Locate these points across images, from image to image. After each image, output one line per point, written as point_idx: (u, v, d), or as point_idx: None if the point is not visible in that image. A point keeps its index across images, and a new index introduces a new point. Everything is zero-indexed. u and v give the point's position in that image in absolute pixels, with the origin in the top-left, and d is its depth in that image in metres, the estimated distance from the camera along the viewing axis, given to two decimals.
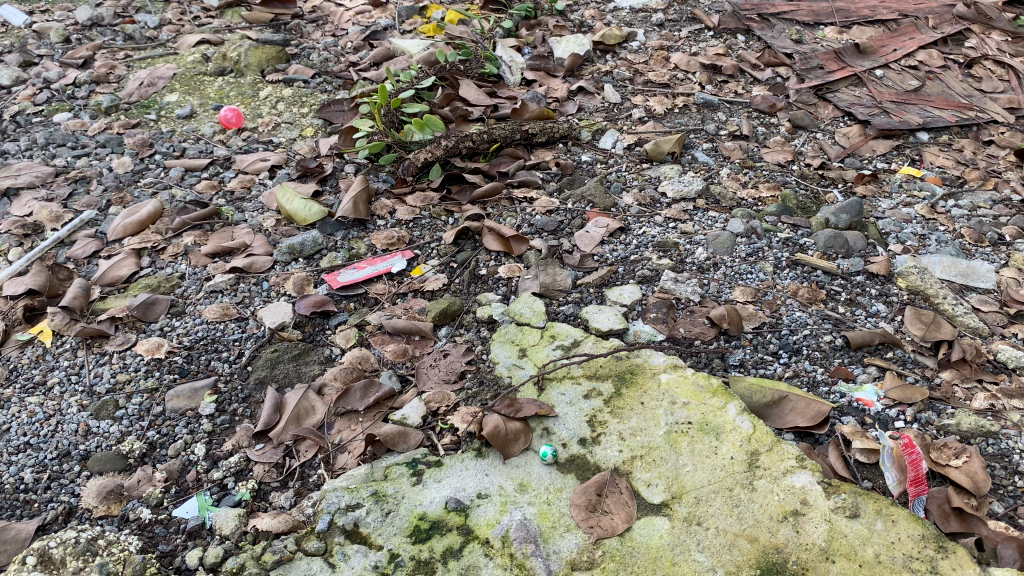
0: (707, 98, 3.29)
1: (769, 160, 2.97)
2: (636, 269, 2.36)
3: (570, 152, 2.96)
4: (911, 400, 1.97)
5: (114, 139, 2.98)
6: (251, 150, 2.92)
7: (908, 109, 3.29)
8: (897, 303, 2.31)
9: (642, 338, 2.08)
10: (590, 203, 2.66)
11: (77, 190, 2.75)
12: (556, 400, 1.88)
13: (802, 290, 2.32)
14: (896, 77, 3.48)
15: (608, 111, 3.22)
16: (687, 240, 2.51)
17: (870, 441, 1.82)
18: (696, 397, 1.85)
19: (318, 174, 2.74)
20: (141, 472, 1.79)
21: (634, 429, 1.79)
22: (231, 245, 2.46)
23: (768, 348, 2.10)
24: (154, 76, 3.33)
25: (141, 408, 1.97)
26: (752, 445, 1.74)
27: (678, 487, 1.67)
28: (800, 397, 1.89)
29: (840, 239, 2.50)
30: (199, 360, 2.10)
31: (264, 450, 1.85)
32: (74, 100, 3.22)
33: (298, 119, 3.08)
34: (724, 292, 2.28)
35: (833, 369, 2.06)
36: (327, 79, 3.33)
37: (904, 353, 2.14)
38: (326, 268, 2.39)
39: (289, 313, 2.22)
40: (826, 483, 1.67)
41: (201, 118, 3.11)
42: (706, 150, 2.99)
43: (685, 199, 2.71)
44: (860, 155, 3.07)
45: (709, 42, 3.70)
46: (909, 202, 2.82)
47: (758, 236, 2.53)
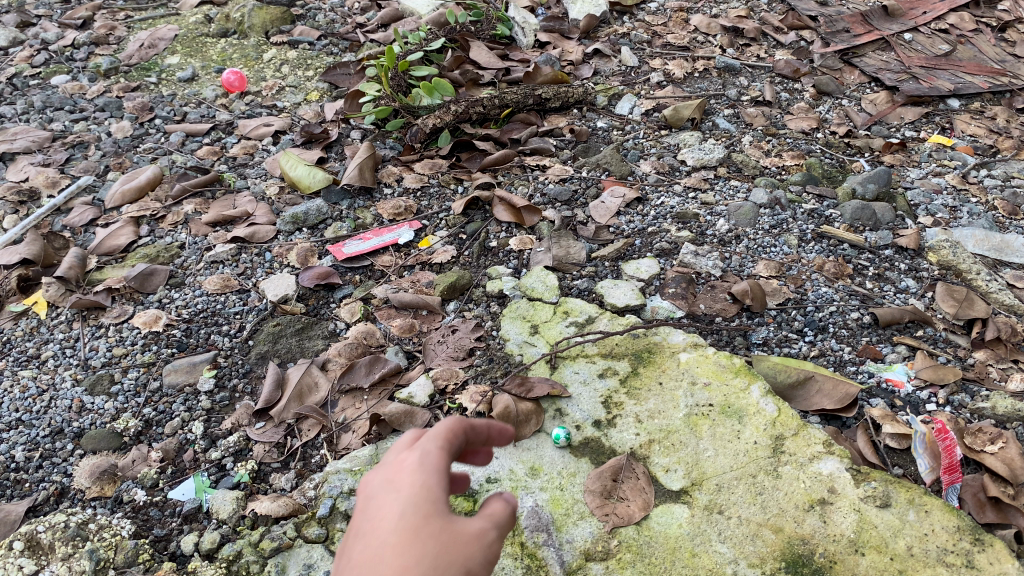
0: (728, 62, 3.15)
1: (793, 127, 2.84)
2: (654, 241, 2.26)
3: (586, 118, 2.84)
4: (944, 381, 1.87)
5: (113, 103, 2.88)
6: (254, 115, 2.81)
7: (938, 75, 3.15)
8: (928, 279, 2.20)
9: (661, 314, 1.99)
10: (606, 171, 2.56)
11: (75, 155, 2.65)
12: (570, 379, 1.79)
13: (828, 265, 2.21)
14: (926, 41, 3.33)
15: (624, 75, 3.09)
16: (708, 210, 2.40)
17: (901, 425, 1.72)
18: (717, 377, 1.76)
19: (323, 140, 2.64)
20: (136, 452, 1.72)
21: (652, 411, 1.70)
22: (232, 214, 2.37)
23: (792, 325, 2.01)
24: (155, 37, 3.22)
25: (138, 384, 1.89)
26: (777, 430, 1.65)
27: (698, 473, 1.59)
28: (827, 377, 1.79)
29: (867, 211, 2.39)
30: (198, 334, 2.02)
31: (265, 429, 1.77)
32: (72, 62, 3.11)
33: (303, 82, 2.97)
34: (746, 266, 2.18)
35: (860, 348, 1.96)
36: (334, 41, 3.21)
37: (935, 332, 2.04)
38: (331, 238, 2.29)
39: (292, 285, 2.13)
40: (854, 470, 1.58)
41: (203, 81, 3.01)
42: (727, 116, 2.87)
43: (705, 167, 2.59)
44: (887, 123, 2.94)
45: (731, 3, 3.55)
46: (939, 171, 2.70)
47: (782, 207, 2.42)
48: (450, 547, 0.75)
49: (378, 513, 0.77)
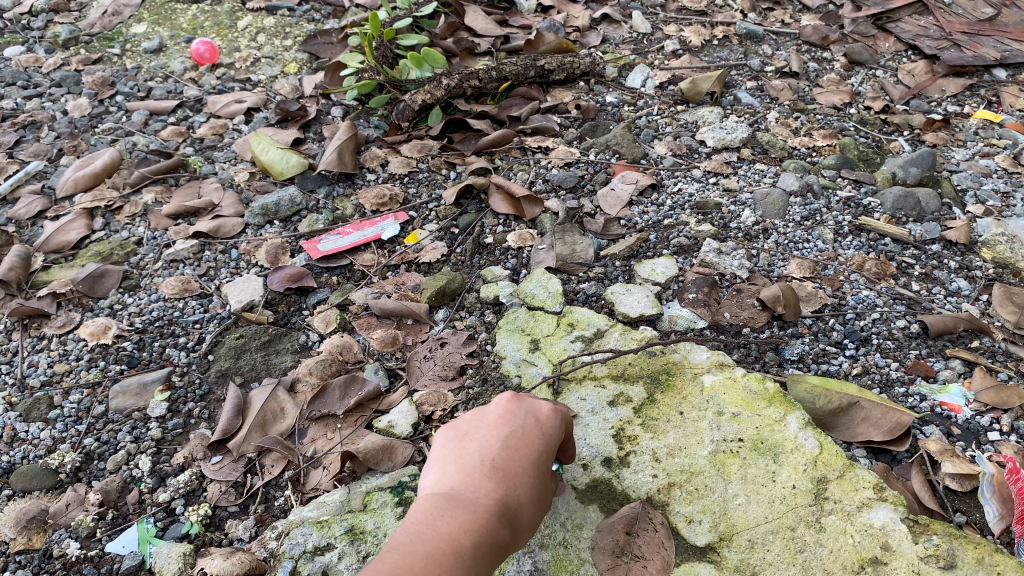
0: (750, 28, 2.85)
1: (823, 102, 2.56)
2: (671, 236, 2.00)
3: (593, 92, 2.56)
4: (1007, 407, 1.60)
5: (71, 77, 2.61)
6: (225, 90, 2.54)
7: (983, 42, 2.85)
8: (982, 280, 1.94)
9: (680, 325, 1.74)
10: (616, 153, 2.29)
11: (25, 137, 2.39)
12: (575, 407, 1.54)
13: (869, 264, 1.95)
14: (967, 4, 3.03)
15: (636, 43, 2.81)
16: (731, 199, 2.13)
17: (962, 462, 1.47)
18: (747, 406, 1.51)
19: (300, 119, 2.37)
20: (72, 494, 1.48)
21: (672, 447, 1.46)
22: (196, 205, 2.11)
23: (831, 337, 1.75)
24: (120, 3, 2.94)
25: (80, 408, 1.65)
26: (818, 471, 1.40)
27: (727, 525, 1.34)
28: (875, 404, 1.54)
29: (911, 199, 2.12)
30: (152, 347, 1.77)
31: (221, 464, 1.53)
32: (29, 32, 2.84)
33: (281, 53, 2.69)
34: (776, 265, 1.92)
35: (909, 365, 1.70)
36: (315, 6, 2.92)
37: (993, 343, 1.78)
38: (306, 233, 2.04)
39: (259, 289, 1.88)
40: (912, 521, 1.32)
41: (171, 53, 2.73)
42: (750, 90, 2.58)
43: (727, 149, 2.32)
44: (927, 97, 2.65)
45: None
46: (987, 152, 2.42)
47: (815, 194, 2.15)
48: (542, 506, 1.13)
49: (523, 443, 1.13)
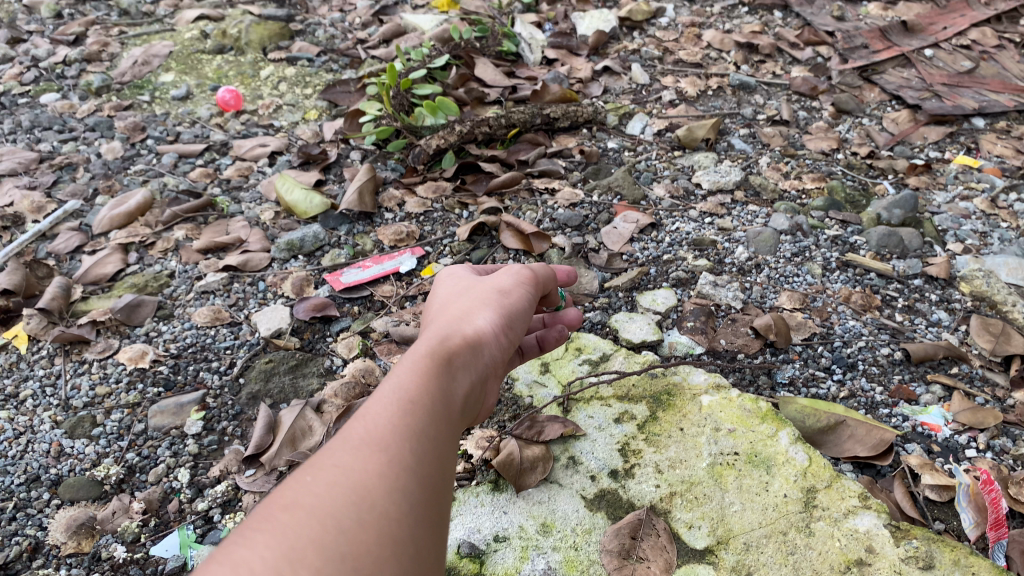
0: (742, 79, 3.03)
1: (812, 148, 2.72)
2: (670, 270, 2.14)
3: (595, 139, 2.73)
4: (984, 426, 1.74)
5: (104, 122, 2.77)
6: (250, 135, 2.70)
7: (962, 93, 3.02)
8: (961, 312, 2.07)
9: (679, 350, 1.88)
10: (618, 194, 2.44)
11: (63, 177, 2.54)
12: (583, 424, 1.67)
13: (855, 296, 2.08)
14: (947, 57, 3.21)
15: (635, 93, 2.98)
16: (725, 237, 2.28)
17: (941, 475, 1.59)
18: (742, 423, 1.64)
19: (321, 162, 2.52)
20: (117, 503, 1.60)
21: (673, 460, 1.58)
22: (225, 240, 2.25)
23: (820, 363, 1.88)
24: (149, 54, 3.12)
25: (121, 426, 1.77)
26: (808, 481, 1.52)
27: (724, 530, 1.46)
28: (860, 422, 1.66)
29: (894, 237, 2.26)
30: (187, 371, 1.90)
31: (255, 476, 1.64)
32: (63, 80, 3.00)
33: (301, 101, 2.86)
34: (768, 298, 2.06)
35: (893, 388, 1.83)
36: (333, 58, 3.10)
37: (971, 370, 1.91)
38: (328, 266, 2.17)
39: (286, 318, 2.01)
40: (894, 527, 1.44)
41: (198, 100, 2.90)
42: (743, 137, 2.75)
43: (722, 191, 2.47)
44: (910, 143, 2.81)
45: (744, 18, 3.42)
46: (966, 195, 2.57)
47: (804, 233, 2.30)
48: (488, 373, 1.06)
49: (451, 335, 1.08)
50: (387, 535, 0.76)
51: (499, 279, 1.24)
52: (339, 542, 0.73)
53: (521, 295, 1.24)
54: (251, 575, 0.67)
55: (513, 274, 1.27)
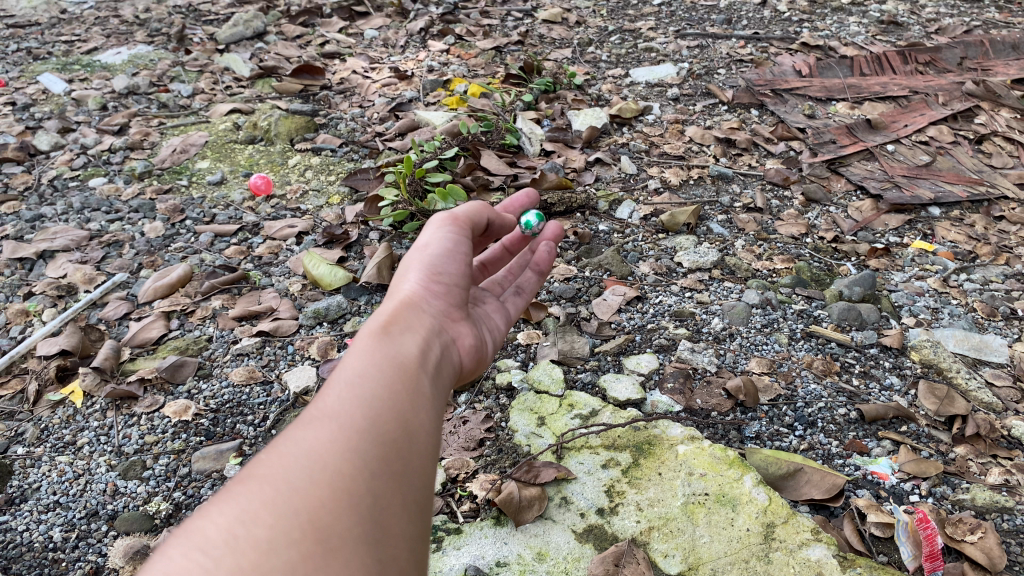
0: (721, 171, 3.36)
1: (783, 232, 3.02)
2: (653, 337, 2.42)
3: (588, 222, 3.04)
4: (926, 475, 1.98)
5: (147, 205, 3.08)
6: (278, 217, 3.01)
7: (920, 184, 3.33)
8: (911, 377, 2.33)
9: (660, 408, 2.14)
10: (607, 271, 2.74)
11: (110, 253, 2.84)
12: (575, 468, 1.92)
13: (817, 363, 2.35)
14: (907, 152, 3.54)
15: (624, 182, 3.30)
16: (703, 309, 2.57)
17: (884, 514, 1.83)
18: (712, 468, 1.90)
19: (343, 241, 2.83)
20: (167, 533, 1.83)
21: (652, 499, 1.83)
22: (258, 309, 2.53)
23: (783, 420, 2.14)
24: (187, 144, 3.46)
25: (168, 469, 2.01)
26: (768, 517, 1.77)
27: (695, 558, 1.69)
28: (816, 469, 1.91)
29: (853, 311, 2.54)
30: (225, 422, 2.15)
31: None
32: (109, 166, 3.34)
33: (325, 186, 3.19)
34: (740, 363, 2.33)
35: (847, 442, 2.08)
36: (353, 149, 3.44)
37: (918, 428, 2.16)
38: (350, 332, 2.45)
39: (312, 377, 2.27)
40: (841, 556, 1.68)
41: (231, 185, 3.22)
42: (720, 222, 3.06)
43: (701, 269, 2.77)
44: (873, 229, 3.10)
45: (724, 115, 3.78)
46: (921, 275, 2.85)
47: (773, 307, 2.58)
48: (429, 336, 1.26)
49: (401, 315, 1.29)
50: (340, 486, 0.95)
51: (422, 241, 1.46)
52: (295, 497, 0.91)
53: (452, 249, 1.46)
54: (215, 529, 0.87)
55: (440, 231, 1.48)
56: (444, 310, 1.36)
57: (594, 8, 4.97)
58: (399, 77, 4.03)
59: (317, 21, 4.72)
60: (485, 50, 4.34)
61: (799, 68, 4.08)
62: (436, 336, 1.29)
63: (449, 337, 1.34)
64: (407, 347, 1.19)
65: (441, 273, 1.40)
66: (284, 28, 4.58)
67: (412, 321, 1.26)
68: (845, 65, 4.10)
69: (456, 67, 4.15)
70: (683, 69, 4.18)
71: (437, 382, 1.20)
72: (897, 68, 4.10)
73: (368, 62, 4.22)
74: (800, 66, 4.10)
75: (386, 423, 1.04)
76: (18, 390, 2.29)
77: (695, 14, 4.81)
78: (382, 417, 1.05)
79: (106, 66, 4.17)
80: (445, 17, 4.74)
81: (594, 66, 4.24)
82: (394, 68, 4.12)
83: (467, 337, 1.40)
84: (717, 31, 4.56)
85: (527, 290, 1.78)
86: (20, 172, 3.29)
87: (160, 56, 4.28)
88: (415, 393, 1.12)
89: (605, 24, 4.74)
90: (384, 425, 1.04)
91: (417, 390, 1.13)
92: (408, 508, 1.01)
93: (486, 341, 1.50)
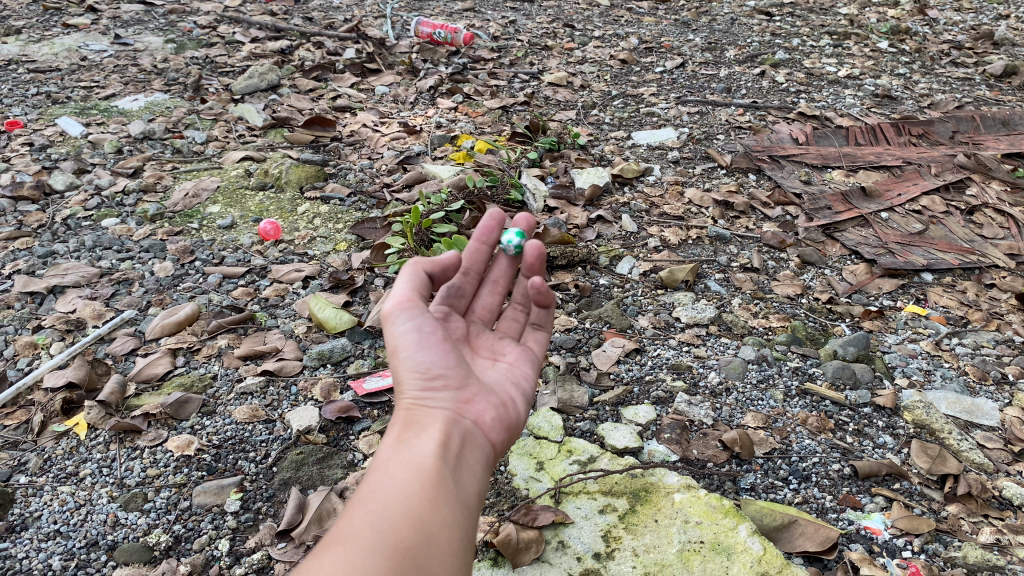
0: (719, 232, 3.44)
1: (779, 293, 3.09)
2: (651, 389, 2.47)
3: (589, 275, 3.10)
4: (918, 531, 2.00)
5: (157, 245, 3.15)
6: (286, 261, 3.08)
7: (913, 250, 3.40)
8: (904, 436, 2.37)
9: (657, 457, 2.18)
10: (607, 323, 2.80)
11: (120, 290, 2.89)
12: (572, 513, 1.96)
13: (811, 419, 2.39)
14: (901, 220, 3.62)
15: (625, 239, 3.38)
16: (700, 363, 2.62)
17: (877, 568, 1.86)
18: (708, 516, 1.94)
19: (349, 286, 2.90)
20: (166, 565, 1.85)
21: (648, 545, 1.86)
22: (263, 349, 2.58)
23: (778, 473, 2.17)
24: (199, 188, 3.55)
25: (169, 502, 2.03)
26: (762, 567, 1.80)
27: None
28: (809, 522, 1.94)
29: (847, 370, 2.58)
30: (227, 459, 2.17)
31: (286, 548, 1.89)
32: (122, 207, 3.42)
33: (333, 234, 3.27)
34: (735, 417, 2.37)
35: (841, 497, 2.10)
36: (362, 199, 3.53)
37: (911, 485, 2.17)
38: (353, 374, 2.50)
39: (315, 417, 2.31)
40: None
41: (241, 229, 3.30)
42: (718, 280, 3.13)
43: (698, 324, 2.83)
44: (866, 292, 3.16)
45: (723, 179, 3.89)
46: (914, 337, 2.89)
47: (768, 363, 2.63)
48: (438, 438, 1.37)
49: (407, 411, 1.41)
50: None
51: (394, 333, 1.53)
52: None
53: (429, 336, 1.52)
54: None
55: (414, 318, 1.53)
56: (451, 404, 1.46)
57: (598, 72, 5.13)
58: (407, 132, 4.15)
59: (330, 76, 4.86)
60: (491, 109, 4.48)
61: (796, 135, 4.22)
62: (453, 425, 1.43)
63: (469, 419, 1.47)
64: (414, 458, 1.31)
65: (434, 365, 1.49)
66: (298, 82, 4.72)
67: (424, 422, 1.41)
68: (840, 135, 4.23)
69: (463, 124, 4.27)
70: (684, 133, 4.30)
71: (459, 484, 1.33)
72: (891, 139, 4.23)
73: (378, 117, 4.34)
74: (797, 134, 4.23)
75: (406, 521, 1.19)
76: (23, 420, 2.32)
77: (696, 82, 4.97)
78: (396, 526, 1.18)
79: (123, 112, 4.28)
80: (454, 77, 4.90)
81: (597, 128, 4.37)
82: (403, 123, 4.24)
83: (486, 409, 1.52)
84: (716, 99, 4.71)
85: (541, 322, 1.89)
86: (34, 210, 3.37)
87: (176, 103, 4.40)
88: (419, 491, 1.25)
89: (609, 89, 4.89)
90: (398, 534, 1.17)
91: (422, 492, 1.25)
92: None
93: (508, 401, 1.60)
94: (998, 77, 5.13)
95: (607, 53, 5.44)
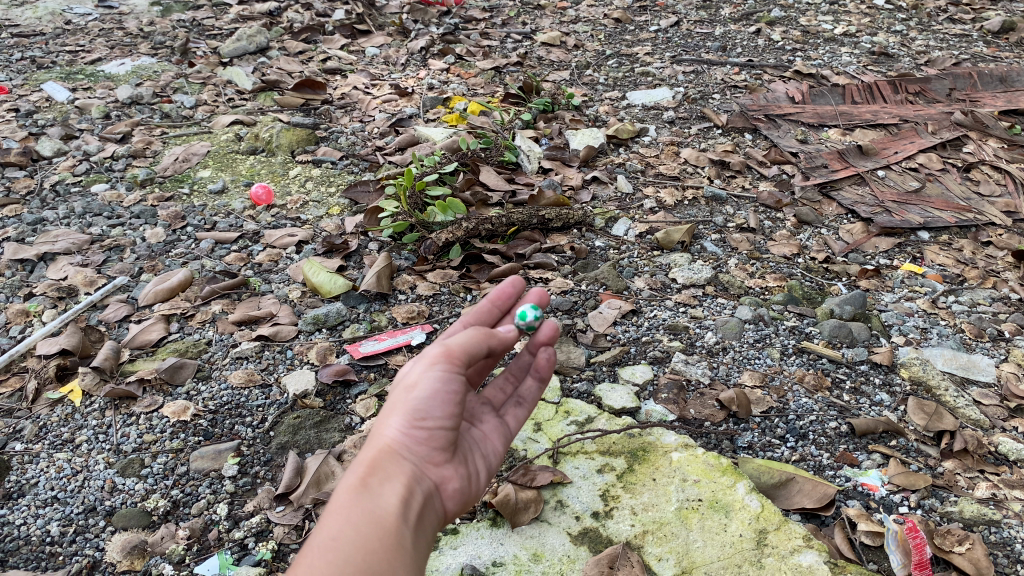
0: (715, 192, 3.42)
1: (776, 252, 3.07)
2: (648, 350, 2.48)
3: (584, 238, 3.08)
4: (915, 487, 2.00)
5: (148, 211, 3.12)
6: (279, 226, 3.06)
7: (909, 209, 3.37)
8: (900, 393, 2.36)
9: (654, 417, 2.19)
10: (603, 285, 2.79)
11: (111, 257, 2.86)
12: (570, 473, 1.96)
13: (808, 377, 2.38)
14: (897, 177, 3.59)
15: (620, 200, 3.35)
16: (697, 323, 2.62)
17: (875, 524, 1.87)
18: (706, 475, 1.94)
19: (343, 250, 2.88)
20: (165, 530, 1.85)
21: (647, 504, 1.87)
22: (257, 314, 2.56)
23: (775, 432, 2.17)
24: (189, 153, 3.52)
25: (167, 468, 2.03)
26: (760, 524, 1.80)
27: (688, 561, 1.72)
28: (807, 479, 1.95)
29: (844, 329, 2.57)
30: (224, 424, 2.17)
31: (284, 512, 1.89)
32: (111, 172, 3.38)
33: (325, 198, 3.24)
34: (732, 375, 2.38)
35: (838, 454, 2.11)
36: (354, 162, 3.50)
37: (907, 442, 2.17)
38: (349, 339, 2.48)
39: (311, 381, 2.30)
40: (832, 563, 1.71)
41: (232, 194, 3.28)
42: (714, 241, 3.11)
43: (695, 285, 2.82)
44: (862, 252, 3.14)
45: (718, 139, 3.85)
46: (910, 296, 2.88)
47: (765, 323, 2.63)
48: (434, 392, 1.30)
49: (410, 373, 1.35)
50: (361, 531, 1.13)
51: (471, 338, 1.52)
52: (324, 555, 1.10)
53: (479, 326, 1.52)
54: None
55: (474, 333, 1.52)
56: (454, 352, 1.32)
57: (592, 32, 5.07)
58: (399, 94, 4.10)
59: (320, 38, 4.79)
60: (484, 70, 4.43)
61: (792, 94, 4.17)
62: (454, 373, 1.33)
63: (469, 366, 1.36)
64: (385, 429, 1.27)
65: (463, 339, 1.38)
66: (287, 44, 4.65)
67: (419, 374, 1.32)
68: (837, 93, 4.19)
69: (455, 85, 4.21)
70: (679, 93, 4.26)
71: (435, 486, 1.28)
72: (887, 97, 4.19)
73: (369, 79, 4.28)
74: (793, 93, 4.19)
75: (375, 481, 1.20)
76: (17, 387, 2.30)
77: (691, 41, 4.90)
78: (371, 485, 1.19)
79: (110, 76, 4.22)
80: (445, 37, 4.83)
81: (592, 88, 4.32)
82: (394, 85, 4.19)
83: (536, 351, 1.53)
84: (712, 57, 4.66)
85: (529, 400, 1.55)
86: (22, 176, 3.32)
87: (163, 67, 4.34)
88: (384, 480, 1.21)
89: (603, 48, 4.84)
90: (372, 490, 1.19)
91: (395, 502, 1.19)
92: (389, 530, 1.16)
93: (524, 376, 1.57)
94: (996, 34, 5.08)
95: (601, 12, 5.37)
